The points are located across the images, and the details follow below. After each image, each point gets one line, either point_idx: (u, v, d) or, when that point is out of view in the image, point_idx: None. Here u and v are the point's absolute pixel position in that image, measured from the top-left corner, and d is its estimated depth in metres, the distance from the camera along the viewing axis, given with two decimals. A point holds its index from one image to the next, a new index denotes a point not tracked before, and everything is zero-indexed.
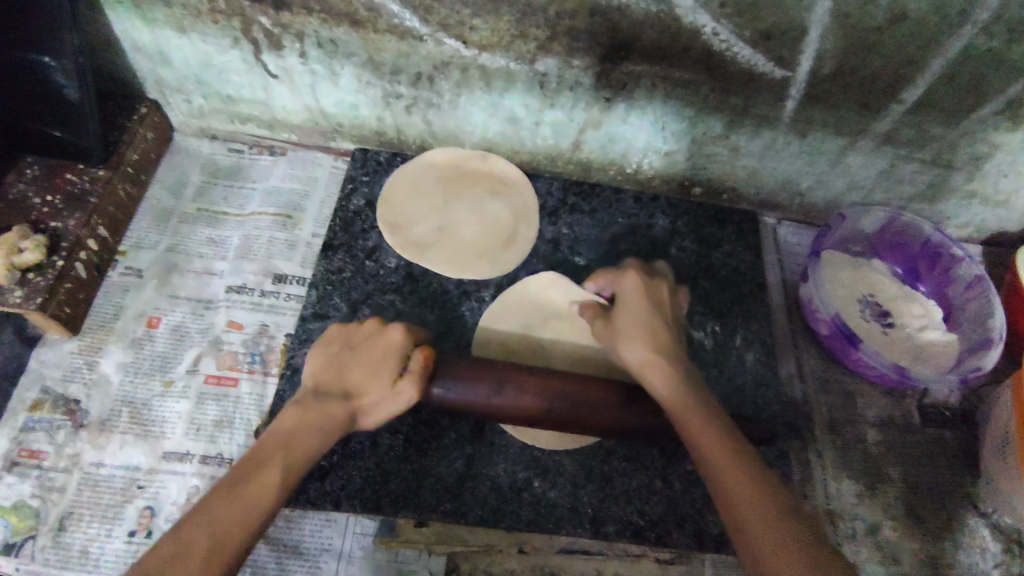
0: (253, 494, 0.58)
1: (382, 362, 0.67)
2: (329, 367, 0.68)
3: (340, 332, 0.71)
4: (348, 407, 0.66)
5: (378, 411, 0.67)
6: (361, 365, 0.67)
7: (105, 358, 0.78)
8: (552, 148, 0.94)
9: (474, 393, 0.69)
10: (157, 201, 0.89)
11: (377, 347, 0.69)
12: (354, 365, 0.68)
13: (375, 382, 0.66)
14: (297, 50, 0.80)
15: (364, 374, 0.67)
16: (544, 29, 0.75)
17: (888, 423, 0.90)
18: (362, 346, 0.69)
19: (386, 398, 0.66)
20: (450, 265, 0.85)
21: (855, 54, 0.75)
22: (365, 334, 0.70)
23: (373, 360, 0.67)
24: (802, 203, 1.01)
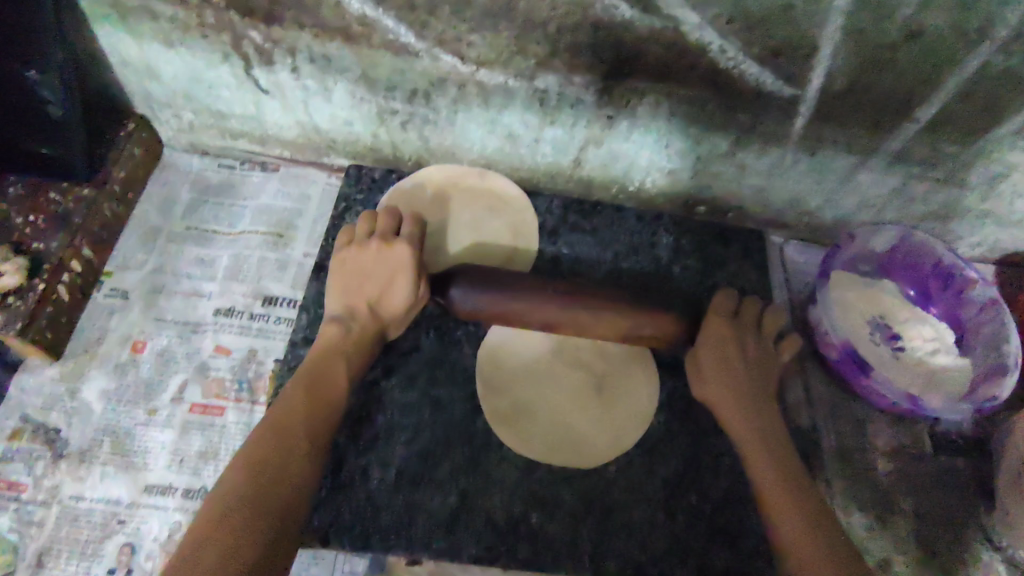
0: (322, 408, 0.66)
1: (396, 278, 0.71)
2: (349, 288, 0.73)
3: (355, 253, 0.73)
4: (376, 320, 0.73)
5: (399, 320, 0.74)
6: (379, 282, 0.72)
7: (87, 385, 0.75)
8: (552, 165, 0.91)
9: (490, 299, 0.71)
10: (145, 219, 0.87)
11: (383, 256, 0.73)
12: (373, 281, 0.72)
13: (397, 292, 0.71)
14: (289, 65, 0.78)
15: (378, 292, 0.72)
16: (544, 45, 0.72)
17: (898, 451, 0.87)
18: (376, 265, 0.72)
19: (406, 310, 0.73)
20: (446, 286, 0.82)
21: (867, 72, 0.73)
22: (374, 254, 0.73)
23: (385, 269, 0.72)
24: (810, 222, 0.98)
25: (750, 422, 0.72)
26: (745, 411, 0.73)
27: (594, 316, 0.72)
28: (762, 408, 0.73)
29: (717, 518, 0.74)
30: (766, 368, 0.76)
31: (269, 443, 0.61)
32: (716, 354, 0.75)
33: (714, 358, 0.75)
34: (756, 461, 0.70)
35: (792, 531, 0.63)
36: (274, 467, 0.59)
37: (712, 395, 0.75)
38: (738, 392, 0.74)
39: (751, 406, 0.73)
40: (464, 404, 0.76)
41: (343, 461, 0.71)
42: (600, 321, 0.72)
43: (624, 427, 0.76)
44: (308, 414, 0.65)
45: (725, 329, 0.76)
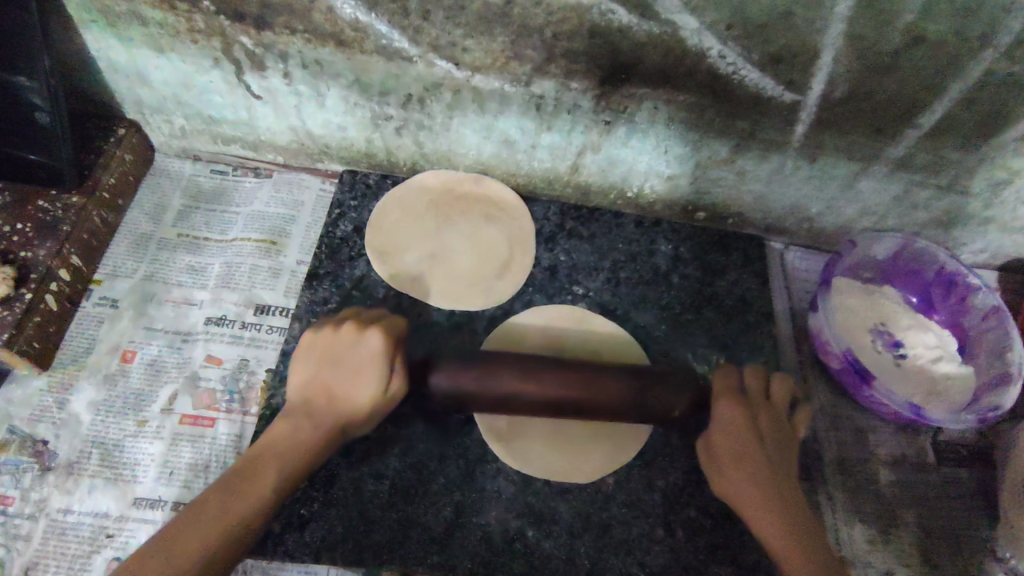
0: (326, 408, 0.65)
1: (362, 373, 0.64)
2: (308, 381, 0.66)
3: (322, 338, 0.67)
4: (337, 418, 0.65)
5: (367, 418, 0.67)
6: (345, 374, 0.65)
7: (76, 395, 0.74)
8: (549, 172, 0.90)
9: (477, 382, 0.66)
10: (135, 225, 0.85)
11: (348, 351, 0.66)
12: (339, 373, 0.65)
13: (364, 387, 0.64)
14: (281, 71, 0.76)
15: (345, 386, 0.65)
16: (540, 51, 0.71)
17: (900, 461, 0.86)
18: (343, 354, 0.66)
19: (374, 408, 0.65)
20: (442, 294, 0.81)
21: (869, 78, 0.71)
22: (343, 341, 0.66)
23: (352, 369, 0.65)
24: (811, 228, 0.96)
25: (759, 483, 0.65)
26: (751, 469, 0.66)
27: (597, 389, 0.67)
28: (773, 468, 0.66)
29: (719, 534, 0.73)
30: (781, 430, 0.69)
31: (240, 483, 0.59)
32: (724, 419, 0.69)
33: (725, 432, 0.68)
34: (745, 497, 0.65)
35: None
36: (257, 472, 0.60)
37: (721, 464, 0.68)
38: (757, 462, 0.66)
39: (758, 462, 0.66)
40: (459, 415, 0.75)
41: (336, 475, 0.70)
42: (604, 394, 0.67)
43: (622, 441, 0.75)
44: (288, 450, 0.62)
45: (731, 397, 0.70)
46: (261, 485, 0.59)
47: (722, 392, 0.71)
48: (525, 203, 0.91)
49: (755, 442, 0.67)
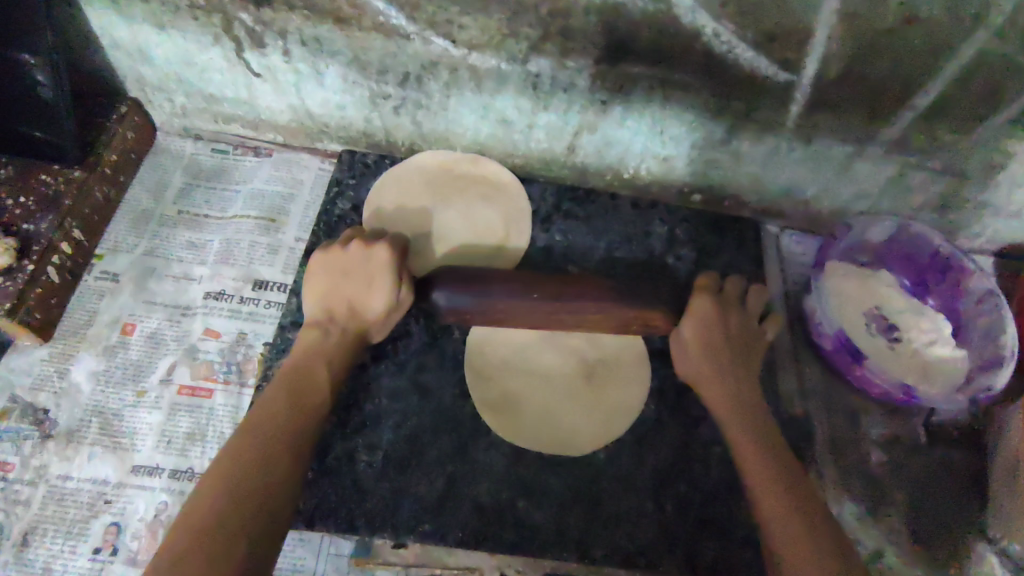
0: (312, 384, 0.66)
1: (376, 280, 0.71)
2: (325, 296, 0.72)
3: (335, 257, 0.73)
4: (359, 326, 0.71)
5: (382, 327, 0.72)
6: (359, 284, 0.71)
7: (76, 366, 0.75)
8: (545, 153, 0.90)
9: (468, 295, 0.74)
10: (137, 202, 0.87)
11: (359, 264, 0.72)
12: (352, 284, 0.71)
13: (375, 295, 0.70)
14: (281, 48, 0.77)
15: (359, 297, 0.71)
16: (536, 28, 0.72)
17: (892, 443, 0.86)
18: (354, 268, 0.72)
19: (385, 317, 0.72)
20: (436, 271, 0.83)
21: (863, 57, 0.72)
22: (355, 256, 0.73)
23: (364, 279, 0.71)
24: (806, 212, 0.97)
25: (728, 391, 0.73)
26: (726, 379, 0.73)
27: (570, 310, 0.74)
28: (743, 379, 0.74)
29: (709, 508, 0.73)
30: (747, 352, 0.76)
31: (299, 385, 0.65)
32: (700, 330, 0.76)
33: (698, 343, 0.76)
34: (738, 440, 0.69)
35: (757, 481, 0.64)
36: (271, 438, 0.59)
37: (702, 377, 0.75)
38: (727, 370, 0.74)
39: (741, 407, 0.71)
40: (453, 389, 0.76)
41: (330, 445, 0.71)
42: (577, 312, 0.74)
43: (606, 389, 0.76)
44: (326, 350, 0.69)
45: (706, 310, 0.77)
46: (316, 380, 0.66)
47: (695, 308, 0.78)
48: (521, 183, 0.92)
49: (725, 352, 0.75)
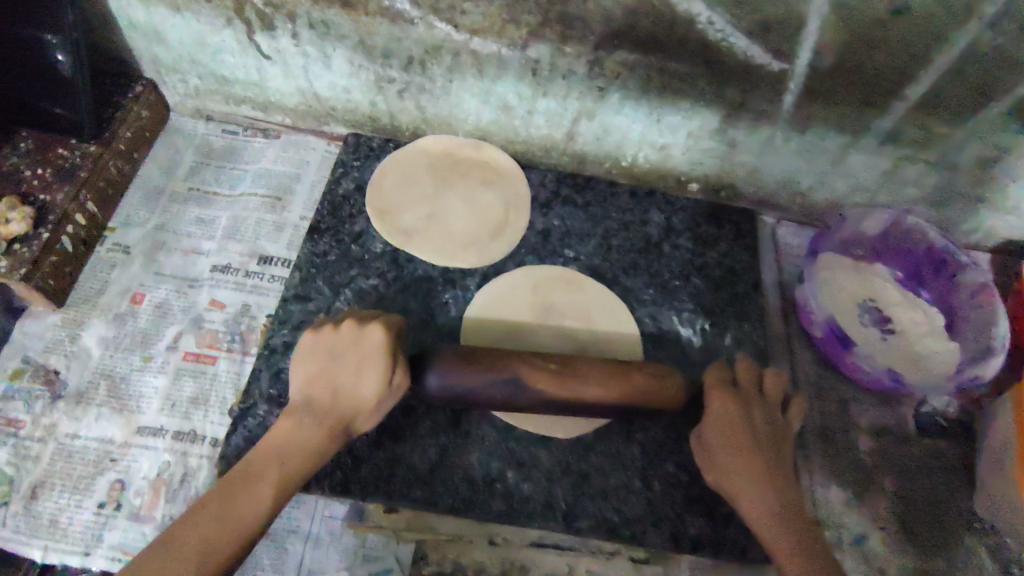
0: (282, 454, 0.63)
1: (366, 364, 0.65)
2: (312, 383, 0.66)
3: (320, 339, 0.68)
4: (345, 416, 0.65)
5: (370, 415, 0.66)
6: (347, 369, 0.66)
7: (87, 331, 0.78)
8: (546, 139, 0.92)
9: (470, 380, 0.68)
10: (150, 179, 0.90)
11: (352, 346, 0.67)
12: (342, 367, 0.66)
13: (367, 379, 0.65)
14: (290, 32, 0.80)
15: (347, 389, 0.65)
16: (536, 15, 0.74)
17: (883, 432, 0.87)
18: (344, 351, 0.67)
19: (380, 403, 0.66)
20: (433, 248, 0.85)
21: (854, 48, 0.73)
22: (345, 340, 0.67)
23: (355, 361, 0.66)
24: (803, 203, 0.98)
25: (756, 478, 0.66)
26: (755, 469, 0.66)
27: (584, 367, 0.69)
28: (773, 463, 0.67)
29: (695, 487, 0.74)
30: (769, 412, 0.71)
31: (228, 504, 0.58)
32: (722, 415, 0.70)
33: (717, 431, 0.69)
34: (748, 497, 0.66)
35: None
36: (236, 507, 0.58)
37: (713, 425, 0.70)
38: (754, 457, 0.67)
39: (749, 456, 0.67)
40: None
41: None
42: (592, 376, 0.69)
43: None
44: (281, 460, 0.62)
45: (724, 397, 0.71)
46: (253, 499, 0.59)
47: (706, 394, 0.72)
48: (522, 169, 0.94)
49: (746, 438, 0.68)
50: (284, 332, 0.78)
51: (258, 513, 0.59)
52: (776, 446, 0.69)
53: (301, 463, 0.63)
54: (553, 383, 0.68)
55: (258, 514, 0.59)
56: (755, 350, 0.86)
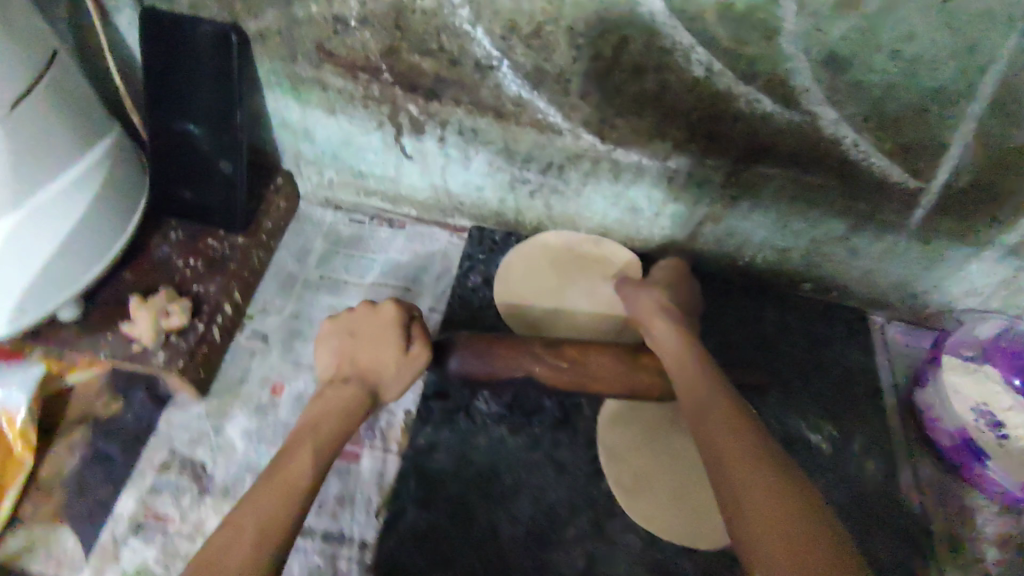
0: (324, 434, 0.63)
1: (384, 336, 0.71)
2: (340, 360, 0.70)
3: (341, 323, 0.73)
4: (371, 382, 0.68)
5: (393, 380, 0.70)
6: (366, 345, 0.70)
7: (230, 423, 0.79)
8: (667, 238, 0.95)
9: (480, 362, 0.76)
10: (282, 266, 0.92)
11: (371, 326, 0.72)
12: (361, 346, 0.70)
13: (384, 351, 0.69)
14: (437, 135, 0.84)
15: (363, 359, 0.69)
16: (682, 131, 0.77)
17: (1009, 543, 0.86)
18: (359, 328, 0.72)
19: (400, 367, 0.70)
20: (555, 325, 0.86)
21: (992, 171, 0.75)
22: (363, 319, 0.73)
23: (374, 335, 0.71)
24: (914, 306, 0.99)
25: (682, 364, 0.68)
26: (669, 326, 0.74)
27: (591, 365, 0.76)
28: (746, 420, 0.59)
29: None
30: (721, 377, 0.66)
31: (274, 472, 0.58)
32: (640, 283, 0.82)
33: (635, 293, 0.81)
34: (728, 449, 0.56)
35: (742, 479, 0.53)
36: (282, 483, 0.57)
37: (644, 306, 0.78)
38: (663, 311, 0.76)
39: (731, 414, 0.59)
40: (588, 465, 0.78)
41: (474, 515, 0.74)
42: (595, 361, 0.76)
43: None
44: (317, 428, 0.63)
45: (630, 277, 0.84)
46: (297, 462, 0.59)
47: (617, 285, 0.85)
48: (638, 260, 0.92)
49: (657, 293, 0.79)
50: (427, 430, 0.79)
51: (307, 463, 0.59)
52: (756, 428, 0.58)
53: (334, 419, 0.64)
54: (561, 378, 0.76)
55: (309, 465, 0.59)
56: (883, 457, 0.86)
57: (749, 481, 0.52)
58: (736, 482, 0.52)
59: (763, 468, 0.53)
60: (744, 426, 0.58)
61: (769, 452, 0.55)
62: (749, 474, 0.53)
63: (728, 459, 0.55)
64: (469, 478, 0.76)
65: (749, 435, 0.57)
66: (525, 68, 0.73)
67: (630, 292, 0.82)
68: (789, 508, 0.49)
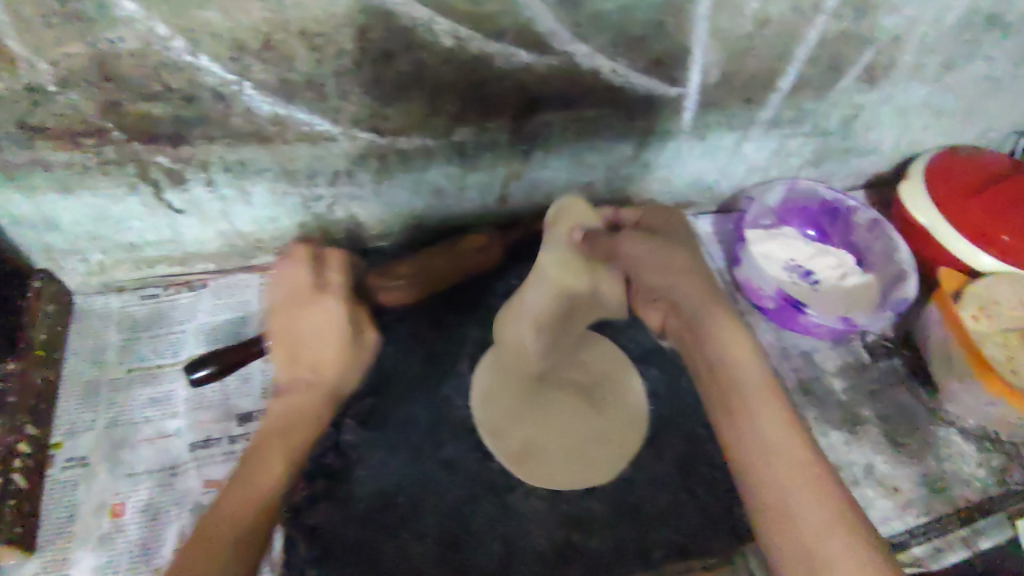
0: (287, 441, 0.68)
1: (330, 336, 0.68)
2: (291, 363, 0.69)
3: (279, 320, 0.69)
4: (329, 386, 0.70)
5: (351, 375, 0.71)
6: (316, 347, 0.69)
7: (76, 568, 0.69)
8: (479, 208, 0.95)
9: None
10: (78, 373, 0.81)
11: (319, 326, 0.68)
12: (307, 347, 0.69)
13: (335, 353, 0.68)
14: (203, 179, 0.76)
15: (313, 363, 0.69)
16: (455, 103, 0.77)
17: (845, 368, 0.98)
18: (304, 330, 0.69)
19: (354, 362, 0.71)
20: (543, 340, 0.76)
21: (733, 59, 0.83)
22: (301, 319, 0.68)
23: (324, 336, 0.68)
24: (712, 196, 1.08)
25: (744, 363, 0.69)
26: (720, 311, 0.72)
27: (425, 271, 0.86)
28: (789, 428, 0.65)
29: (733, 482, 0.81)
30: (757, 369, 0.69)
31: (240, 483, 0.65)
32: (649, 249, 0.74)
33: (653, 261, 0.73)
34: (759, 456, 0.64)
35: (814, 534, 0.59)
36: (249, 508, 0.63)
37: (689, 289, 0.74)
38: (699, 285, 0.74)
39: (776, 426, 0.65)
40: (475, 453, 0.78)
41: (379, 550, 0.71)
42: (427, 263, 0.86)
43: (629, 439, 0.82)
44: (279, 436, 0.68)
45: (614, 236, 0.74)
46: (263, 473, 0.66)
47: (582, 252, 0.74)
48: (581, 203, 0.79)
49: (676, 254, 0.74)
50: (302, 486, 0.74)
51: (272, 480, 0.66)
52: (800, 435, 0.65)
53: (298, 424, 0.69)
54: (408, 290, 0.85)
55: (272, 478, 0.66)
56: None
57: (780, 486, 0.62)
58: (772, 473, 0.63)
59: (799, 480, 0.62)
60: (789, 437, 0.64)
61: (814, 462, 0.63)
62: (786, 486, 0.62)
63: (763, 463, 0.64)
64: (363, 513, 0.73)
65: (792, 447, 0.64)
66: (270, 85, 0.68)
67: (648, 267, 0.74)
68: (828, 523, 0.59)
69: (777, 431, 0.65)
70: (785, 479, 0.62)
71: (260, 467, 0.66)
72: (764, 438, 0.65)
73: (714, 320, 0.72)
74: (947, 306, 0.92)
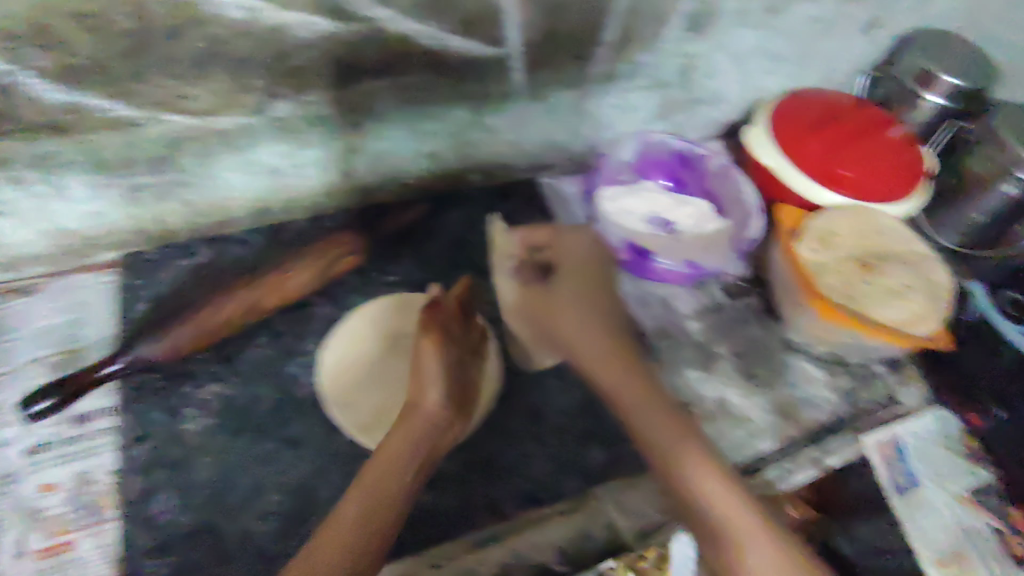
0: (389, 458, 0.71)
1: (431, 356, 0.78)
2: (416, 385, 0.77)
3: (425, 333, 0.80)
4: (420, 404, 0.75)
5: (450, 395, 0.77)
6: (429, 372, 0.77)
7: None
8: (324, 186, 0.94)
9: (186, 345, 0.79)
10: None
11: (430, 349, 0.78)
12: (419, 373, 0.78)
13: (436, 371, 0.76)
14: (8, 178, 0.74)
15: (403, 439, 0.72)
16: (265, 79, 0.75)
17: (702, 310, 1.03)
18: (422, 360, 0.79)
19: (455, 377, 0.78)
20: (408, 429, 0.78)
21: (549, 16, 0.84)
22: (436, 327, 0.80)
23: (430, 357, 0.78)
24: (567, 157, 1.10)
25: (705, 466, 0.72)
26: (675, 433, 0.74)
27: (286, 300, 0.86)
28: (767, 539, 0.66)
29: (579, 427, 0.87)
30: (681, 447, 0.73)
31: (349, 510, 0.67)
32: (606, 376, 0.80)
33: (565, 306, 0.86)
34: (728, 535, 0.67)
35: None
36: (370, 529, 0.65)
37: (597, 340, 0.83)
38: (623, 376, 0.79)
39: (742, 521, 0.68)
40: (322, 427, 0.80)
41: (221, 532, 0.72)
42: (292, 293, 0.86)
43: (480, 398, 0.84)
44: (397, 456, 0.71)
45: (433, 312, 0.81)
46: (358, 499, 0.68)
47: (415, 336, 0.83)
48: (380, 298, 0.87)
49: (591, 284, 0.88)
50: (143, 478, 0.74)
51: (388, 501, 0.68)
52: (777, 542, 0.66)
53: (399, 460, 0.71)
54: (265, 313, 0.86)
55: (390, 493, 0.69)
56: None
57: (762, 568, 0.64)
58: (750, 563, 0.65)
59: (771, 554, 0.65)
60: (765, 544, 0.66)
61: (785, 551, 0.65)
62: (746, 545, 0.66)
63: (738, 544, 0.67)
64: (205, 498, 0.74)
65: (776, 549, 0.66)
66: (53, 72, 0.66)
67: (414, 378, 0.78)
68: None
69: (754, 545, 0.66)
70: (746, 542, 0.66)
71: (377, 481, 0.69)
72: (750, 549, 0.66)
73: (677, 445, 0.73)
74: (784, 244, 0.97)
